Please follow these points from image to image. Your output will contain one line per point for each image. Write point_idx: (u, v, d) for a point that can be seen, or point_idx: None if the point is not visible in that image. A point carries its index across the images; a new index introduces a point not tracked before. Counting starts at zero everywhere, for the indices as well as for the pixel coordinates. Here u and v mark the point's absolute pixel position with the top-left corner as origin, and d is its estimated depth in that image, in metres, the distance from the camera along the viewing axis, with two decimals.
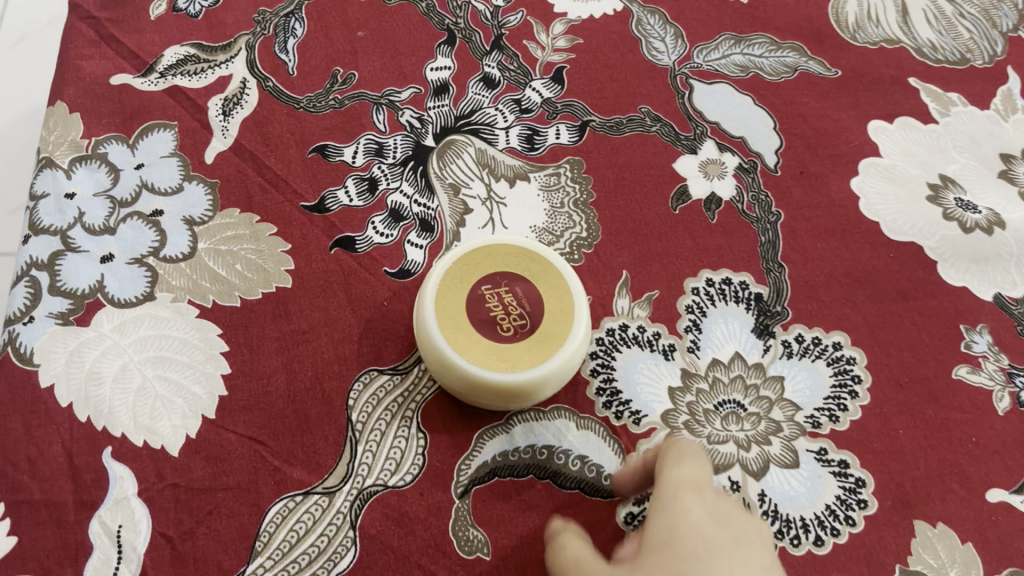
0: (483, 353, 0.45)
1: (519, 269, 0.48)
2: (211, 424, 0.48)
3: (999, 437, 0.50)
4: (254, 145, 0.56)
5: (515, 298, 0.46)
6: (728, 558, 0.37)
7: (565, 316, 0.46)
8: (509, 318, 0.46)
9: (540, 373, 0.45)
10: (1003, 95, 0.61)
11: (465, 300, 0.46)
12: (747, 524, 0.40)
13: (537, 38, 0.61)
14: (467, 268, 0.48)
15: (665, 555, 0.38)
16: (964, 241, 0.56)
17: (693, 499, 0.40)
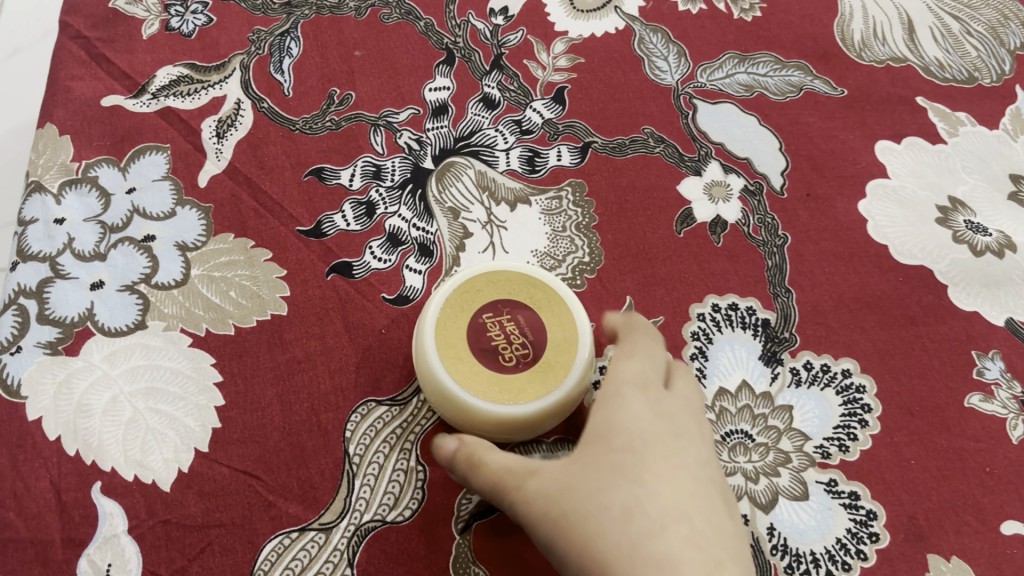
0: (485, 384, 0.43)
1: (521, 295, 0.47)
2: (204, 457, 0.46)
3: (1013, 467, 0.49)
4: (249, 168, 0.55)
5: (517, 328, 0.45)
6: (660, 452, 0.41)
7: (569, 345, 0.45)
8: (511, 347, 0.44)
9: (546, 405, 0.43)
10: (1012, 114, 0.60)
11: (465, 329, 0.45)
12: (686, 418, 0.44)
13: (538, 58, 0.60)
14: (467, 295, 0.46)
15: (602, 446, 0.41)
16: (975, 264, 0.54)
17: (637, 399, 0.44)
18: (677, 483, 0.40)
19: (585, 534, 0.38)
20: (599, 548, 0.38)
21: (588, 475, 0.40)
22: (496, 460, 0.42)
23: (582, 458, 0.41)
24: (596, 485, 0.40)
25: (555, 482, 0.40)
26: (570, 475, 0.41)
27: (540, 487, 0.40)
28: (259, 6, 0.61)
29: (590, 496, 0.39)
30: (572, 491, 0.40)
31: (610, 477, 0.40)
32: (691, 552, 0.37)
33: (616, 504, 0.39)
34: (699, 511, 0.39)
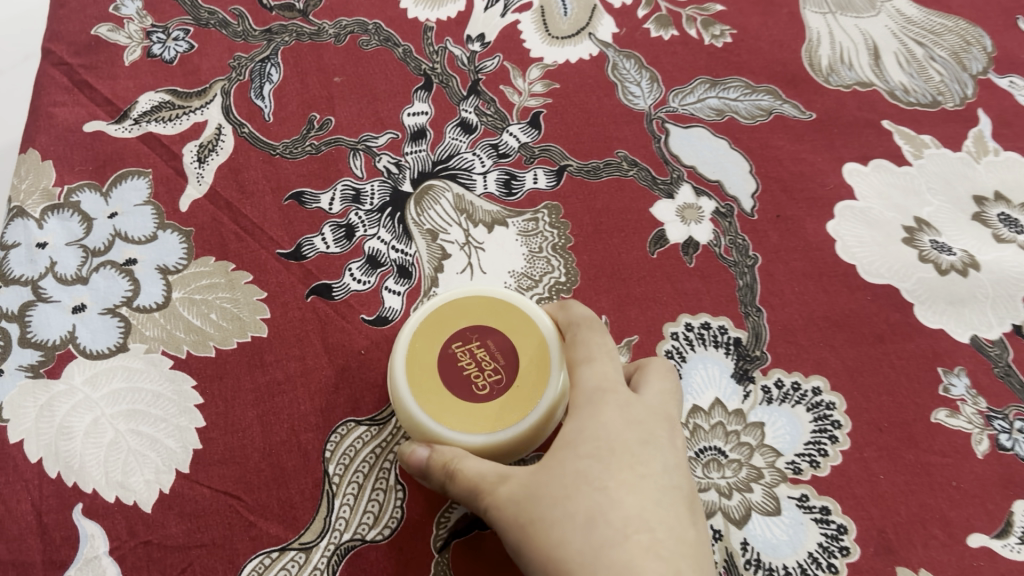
0: (462, 414, 0.44)
1: (489, 320, 0.47)
2: (185, 479, 0.47)
3: (979, 481, 0.50)
4: (229, 192, 0.55)
5: (487, 353, 0.46)
6: (629, 460, 0.41)
7: (541, 365, 0.46)
8: (483, 373, 0.45)
9: (525, 429, 0.43)
10: (975, 137, 0.61)
11: (436, 360, 0.46)
12: (658, 425, 0.44)
13: (514, 84, 0.61)
14: (435, 325, 0.47)
15: (571, 452, 0.42)
16: (940, 283, 0.56)
17: (608, 402, 0.44)
18: (643, 492, 0.40)
19: (550, 541, 0.39)
20: (564, 555, 0.38)
21: (556, 481, 0.40)
22: (471, 467, 0.41)
23: (552, 463, 0.41)
24: (564, 491, 0.40)
25: (525, 487, 0.41)
26: (539, 482, 0.41)
27: (511, 493, 0.41)
28: (239, 33, 0.62)
29: (558, 502, 0.40)
30: (540, 498, 0.40)
31: (578, 485, 0.40)
32: (652, 561, 0.37)
33: (582, 511, 0.39)
34: (664, 521, 0.40)
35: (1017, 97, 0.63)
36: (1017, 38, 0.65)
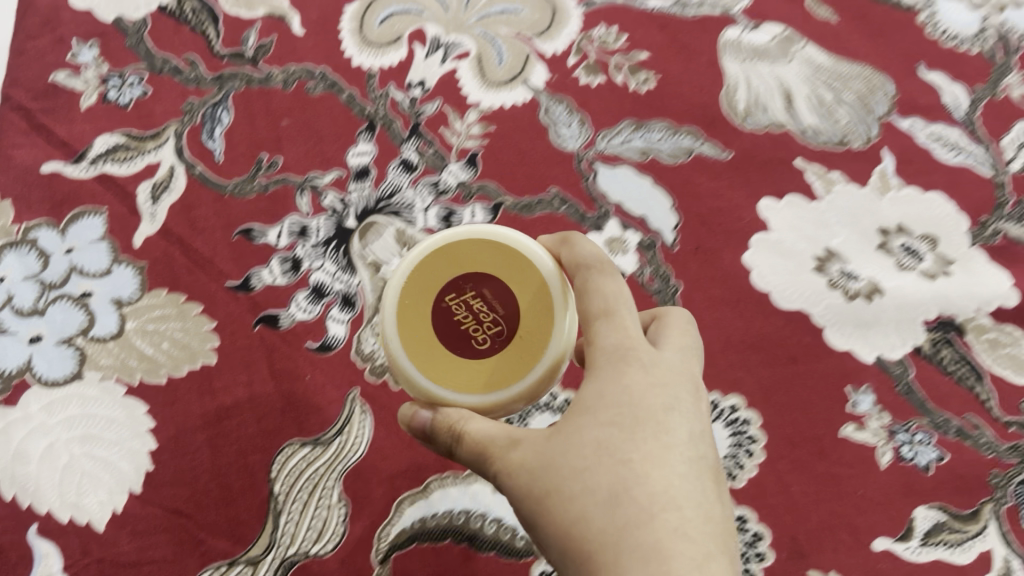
0: (464, 375, 0.42)
1: (484, 265, 0.44)
2: (139, 498, 0.52)
3: (883, 489, 0.56)
4: (181, 228, 0.59)
5: (485, 303, 0.43)
6: (655, 427, 0.38)
7: (545, 310, 0.43)
8: (481, 327, 0.42)
9: (532, 386, 0.42)
10: (878, 174, 0.66)
11: (431, 315, 0.43)
12: (684, 384, 0.40)
13: (453, 126, 0.65)
14: (426, 275, 0.44)
15: (587, 417, 0.38)
16: (847, 309, 0.61)
17: (629, 358, 0.40)
18: (669, 465, 0.37)
19: (568, 519, 0.36)
20: (585, 535, 0.35)
21: (573, 451, 0.37)
22: (476, 430, 0.39)
23: (568, 429, 0.38)
24: (581, 464, 0.37)
25: (538, 457, 0.38)
26: (553, 450, 0.38)
27: (522, 461, 0.38)
28: (192, 79, 0.65)
29: (576, 477, 0.36)
30: (554, 469, 0.37)
31: (600, 456, 0.37)
32: (681, 545, 0.34)
33: (603, 485, 0.36)
34: (692, 496, 0.36)
35: (917, 138, 0.68)
36: (918, 84, 0.70)
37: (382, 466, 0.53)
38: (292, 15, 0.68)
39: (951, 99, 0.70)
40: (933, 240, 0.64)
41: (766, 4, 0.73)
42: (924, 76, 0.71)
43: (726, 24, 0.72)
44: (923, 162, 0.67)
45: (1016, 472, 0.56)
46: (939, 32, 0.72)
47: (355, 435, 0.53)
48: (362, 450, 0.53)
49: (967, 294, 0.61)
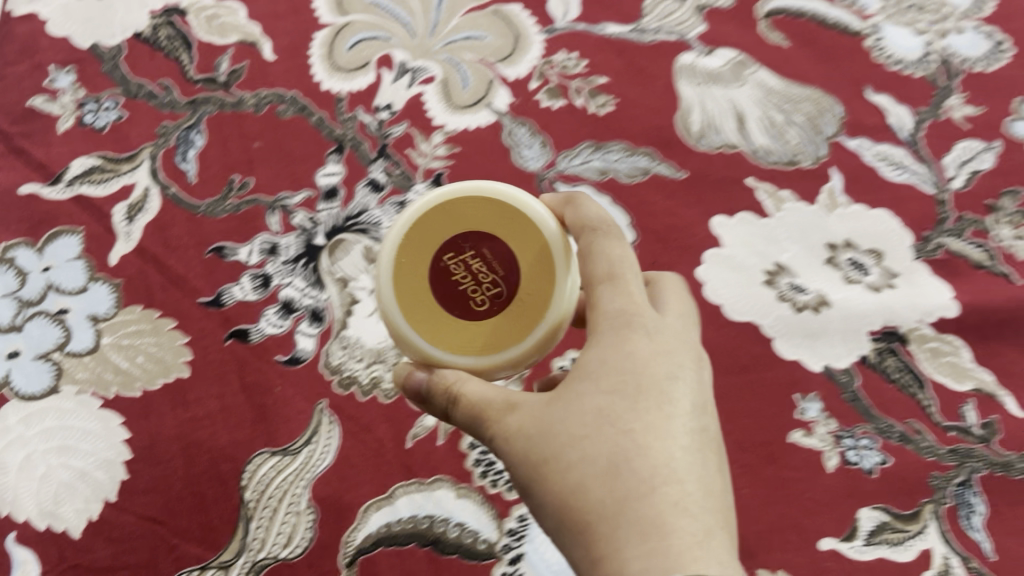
0: (461, 336, 0.44)
1: (484, 225, 0.45)
2: (113, 506, 0.54)
3: (829, 491, 0.59)
4: (156, 247, 0.61)
5: (484, 263, 0.44)
6: (656, 397, 0.38)
7: (546, 273, 0.44)
8: (480, 288, 0.44)
9: (529, 347, 0.44)
10: (827, 192, 0.69)
11: (429, 276, 0.44)
12: (686, 352, 0.41)
13: (419, 147, 0.68)
14: (425, 235, 0.45)
15: (588, 384, 0.39)
16: (796, 320, 0.64)
17: (633, 323, 0.41)
18: (670, 437, 0.37)
19: (566, 488, 0.37)
20: (584, 505, 0.36)
21: (571, 419, 0.38)
22: (475, 394, 0.41)
23: (569, 395, 0.39)
24: (580, 432, 0.37)
25: (538, 424, 0.39)
26: (554, 417, 0.38)
27: (522, 427, 0.39)
28: (166, 103, 0.67)
29: (576, 444, 0.37)
30: (553, 436, 0.38)
31: (600, 425, 0.37)
32: (681, 518, 0.34)
33: (603, 453, 0.37)
34: (693, 468, 0.36)
35: (864, 157, 0.71)
36: (864, 106, 0.74)
37: (349, 473, 0.55)
38: (264, 42, 0.71)
39: (896, 120, 0.73)
40: (879, 254, 0.67)
41: (720, 31, 0.76)
42: (871, 98, 0.74)
43: (681, 49, 0.75)
44: (869, 181, 0.70)
45: (956, 474, 0.59)
46: (884, 56, 0.76)
47: (323, 445, 0.56)
48: (330, 459, 0.55)
49: (910, 305, 0.64)
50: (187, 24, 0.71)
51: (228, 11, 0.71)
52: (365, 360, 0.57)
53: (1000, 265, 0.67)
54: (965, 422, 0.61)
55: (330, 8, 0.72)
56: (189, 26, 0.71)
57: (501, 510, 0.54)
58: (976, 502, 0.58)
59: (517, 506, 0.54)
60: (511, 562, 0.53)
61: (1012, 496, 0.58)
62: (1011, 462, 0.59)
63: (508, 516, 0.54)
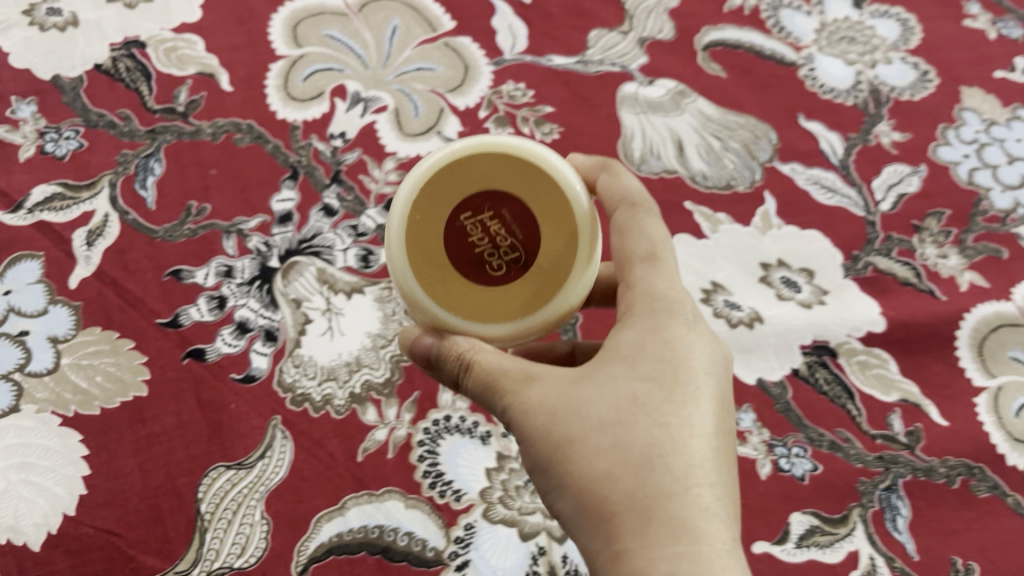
0: (478, 303, 0.43)
1: (505, 183, 0.43)
2: (72, 520, 0.55)
3: (762, 496, 0.61)
4: (115, 270, 0.63)
5: (503, 226, 0.43)
6: (690, 391, 0.40)
7: (569, 239, 0.43)
8: (499, 254, 0.43)
9: (547, 315, 0.44)
10: (761, 215, 0.73)
11: (443, 236, 0.43)
12: (717, 349, 0.43)
13: (371, 173, 0.70)
14: (440, 190, 0.43)
15: (621, 369, 0.41)
16: (730, 335, 0.67)
17: (671, 297, 0.44)
18: (702, 439, 0.39)
19: (592, 475, 0.38)
20: (610, 495, 0.38)
21: (602, 403, 0.40)
22: (497, 368, 0.42)
23: (600, 376, 0.41)
24: (611, 418, 0.39)
25: (565, 402, 0.40)
26: (587, 398, 0.40)
27: (548, 405, 0.40)
28: (126, 132, 0.70)
29: (607, 431, 0.39)
30: (583, 419, 0.40)
31: (633, 411, 0.39)
32: (708, 523, 0.37)
33: (635, 445, 0.38)
34: (721, 473, 0.39)
35: (797, 181, 0.75)
36: (797, 132, 0.78)
37: (302, 486, 0.58)
38: (221, 73, 0.73)
39: (828, 146, 0.77)
40: (810, 273, 0.71)
41: (661, 62, 0.80)
42: (805, 124, 0.79)
43: (624, 80, 0.79)
44: (802, 203, 0.74)
45: (881, 479, 0.62)
46: (818, 85, 0.81)
47: (276, 458, 0.58)
48: (283, 472, 0.58)
49: (839, 321, 0.68)
50: (147, 56, 0.73)
51: (187, 44, 0.74)
52: (318, 378, 0.61)
53: (925, 281, 0.71)
54: (891, 430, 0.64)
55: (286, 41, 0.76)
56: (148, 57, 0.73)
57: (449, 519, 0.57)
58: (900, 505, 0.61)
59: (464, 515, 0.58)
60: (458, 568, 0.56)
61: (933, 498, 0.62)
62: (932, 467, 0.63)
63: (455, 525, 0.57)
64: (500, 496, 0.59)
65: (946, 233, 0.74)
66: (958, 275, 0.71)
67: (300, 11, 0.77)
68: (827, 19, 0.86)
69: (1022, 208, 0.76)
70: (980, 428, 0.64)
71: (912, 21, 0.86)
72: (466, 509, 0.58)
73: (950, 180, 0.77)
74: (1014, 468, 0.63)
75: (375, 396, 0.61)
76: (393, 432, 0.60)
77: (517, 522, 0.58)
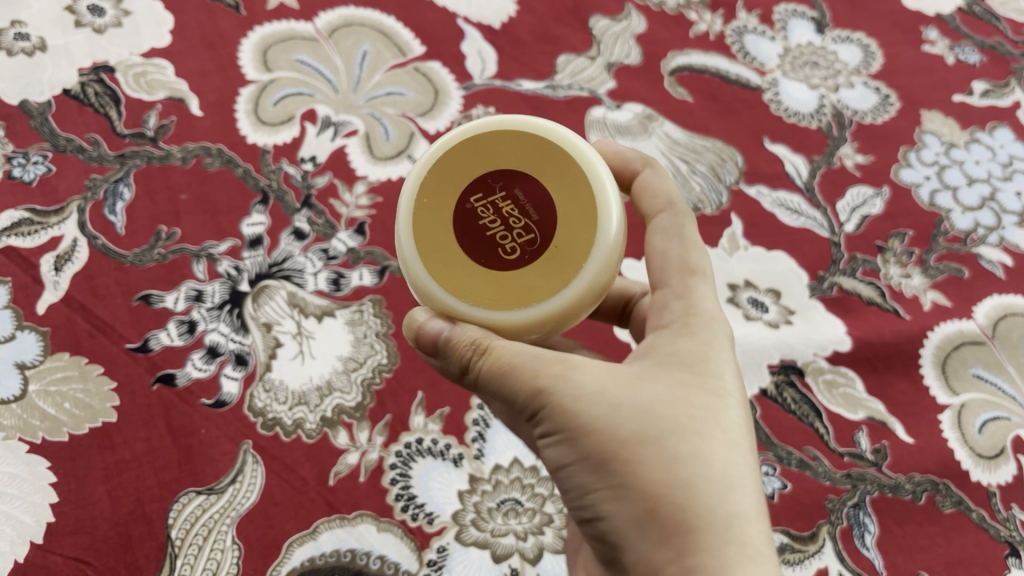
0: (489, 288, 0.43)
1: (518, 165, 0.44)
2: (39, 548, 0.55)
3: None
4: (83, 295, 0.63)
5: (516, 207, 0.43)
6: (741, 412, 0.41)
7: (584, 218, 0.43)
8: (510, 236, 0.43)
9: (565, 299, 0.42)
10: (728, 236, 0.74)
11: (452, 218, 0.44)
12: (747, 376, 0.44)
13: (342, 197, 0.71)
14: (449, 174, 0.44)
15: (678, 377, 0.41)
16: None
17: (710, 307, 0.45)
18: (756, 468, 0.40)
19: (664, 478, 0.37)
20: (683, 501, 0.37)
21: (667, 404, 0.39)
22: (537, 358, 0.40)
23: (658, 380, 0.40)
24: (678, 421, 0.38)
25: (636, 401, 0.39)
26: (656, 399, 0.39)
27: (614, 400, 0.39)
28: (94, 157, 0.69)
29: (684, 437, 0.38)
30: (656, 419, 0.38)
31: (699, 419, 0.39)
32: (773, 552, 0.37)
33: (706, 453, 0.38)
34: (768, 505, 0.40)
35: (763, 204, 0.76)
36: (763, 155, 0.79)
37: (273, 510, 0.57)
38: (192, 98, 0.74)
39: (793, 168, 0.79)
40: (777, 293, 0.72)
41: (628, 86, 0.82)
42: (770, 147, 0.80)
43: (592, 104, 0.80)
44: (767, 225, 0.75)
45: (849, 496, 0.63)
46: (782, 108, 0.83)
47: (247, 483, 0.58)
48: (254, 497, 0.58)
49: (806, 340, 0.69)
50: (116, 81, 0.73)
51: (156, 69, 0.75)
52: (289, 402, 0.61)
53: (889, 301, 0.72)
54: (858, 447, 0.65)
55: (256, 66, 0.76)
56: (117, 82, 0.73)
57: (421, 543, 0.57)
58: (868, 522, 0.62)
59: (437, 538, 0.58)
60: None
61: (900, 515, 0.63)
62: (899, 483, 0.64)
63: (428, 548, 0.57)
64: (473, 518, 0.59)
65: (909, 253, 0.75)
66: (921, 294, 0.73)
67: (271, 37, 0.78)
68: (790, 44, 0.89)
69: (982, 228, 0.78)
70: (944, 444, 0.65)
71: (873, 45, 0.89)
72: (439, 532, 0.58)
73: (912, 202, 0.78)
74: (979, 483, 0.64)
75: (347, 420, 0.61)
76: (365, 456, 0.60)
77: (490, 544, 0.58)
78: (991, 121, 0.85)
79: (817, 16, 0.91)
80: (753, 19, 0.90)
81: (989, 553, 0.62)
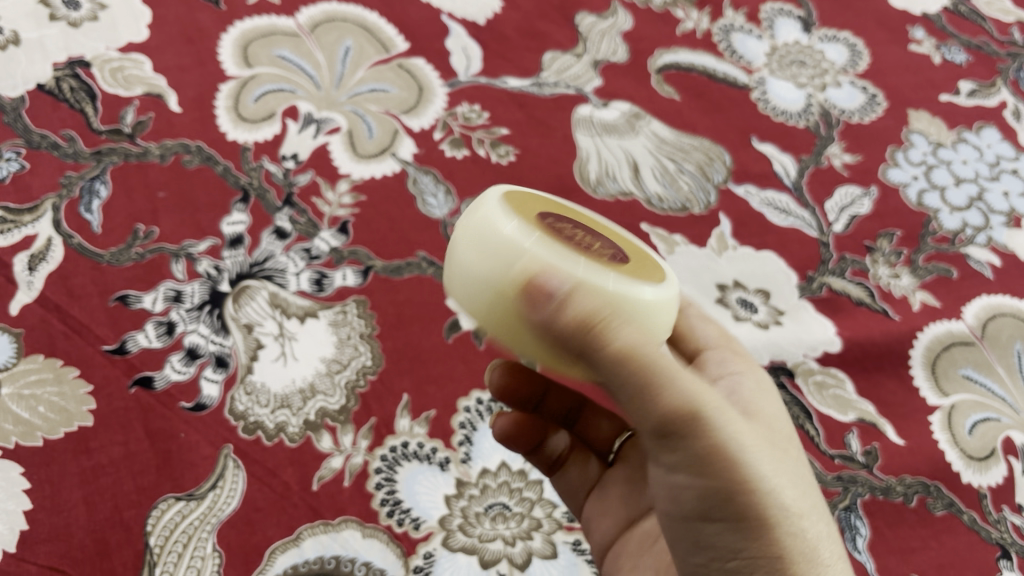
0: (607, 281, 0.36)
1: (569, 214, 0.41)
2: (13, 556, 0.52)
3: None
4: (58, 295, 0.61)
5: (589, 235, 0.39)
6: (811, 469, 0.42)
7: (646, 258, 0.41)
8: (601, 250, 0.38)
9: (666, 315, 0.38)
10: (717, 236, 0.73)
11: (540, 227, 0.37)
12: None
13: (325, 196, 0.69)
14: (516, 204, 0.39)
15: (787, 447, 0.40)
16: None
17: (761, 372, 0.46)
18: None
19: (808, 555, 0.37)
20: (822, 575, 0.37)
21: (799, 477, 0.38)
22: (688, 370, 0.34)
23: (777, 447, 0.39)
24: (809, 499, 0.38)
25: (778, 468, 0.37)
26: (785, 466, 0.37)
27: (762, 456, 0.36)
28: (70, 153, 0.67)
29: (817, 517, 0.38)
30: (794, 489, 0.37)
31: (809, 489, 0.39)
32: None
33: (829, 531, 0.39)
34: None
35: (752, 203, 0.75)
36: (751, 154, 0.79)
37: (255, 517, 0.56)
38: (170, 94, 0.72)
39: (782, 167, 0.78)
40: (766, 294, 0.71)
41: (615, 84, 0.81)
42: (758, 146, 0.79)
43: (579, 102, 0.79)
44: (755, 224, 0.74)
45: (841, 499, 0.62)
46: (770, 107, 0.82)
47: (228, 489, 0.56)
48: (235, 503, 0.56)
49: (796, 341, 0.68)
50: (93, 76, 0.72)
51: (134, 64, 0.73)
52: (270, 405, 0.59)
53: (878, 301, 0.71)
54: (849, 450, 0.64)
55: (236, 61, 0.75)
56: (94, 78, 0.71)
57: (408, 549, 0.56)
58: (860, 525, 0.61)
59: (423, 544, 0.57)
60: None
61: (891, 517, 0.62)
62: (890, 486, 0.63)
63: (415, 555, 0.56)
64: (461, 524, 0.58)
65: (898, 254, 0.75)
66: (910, 295, 0.72)
67: (252, 32, 0.77)
68: (778, 43, 0.88)
69: (970, 229, 0.77)
70: (935, 446, 0.65)
71: (859, 45, 0.89)
72: (426, 538, 0.57)
73: (900, 202, 0.78)
74: (970, 485, 0.63)
75: (331, 423, 0.60)
76: (349, 460, 0.58)
77: (478, 550, 0.57)
78: (977, 121, 0.84)
79: (804, 15, 0.91)
80: (740, 18, 0.89)
81: (981, 556, 0.61)
